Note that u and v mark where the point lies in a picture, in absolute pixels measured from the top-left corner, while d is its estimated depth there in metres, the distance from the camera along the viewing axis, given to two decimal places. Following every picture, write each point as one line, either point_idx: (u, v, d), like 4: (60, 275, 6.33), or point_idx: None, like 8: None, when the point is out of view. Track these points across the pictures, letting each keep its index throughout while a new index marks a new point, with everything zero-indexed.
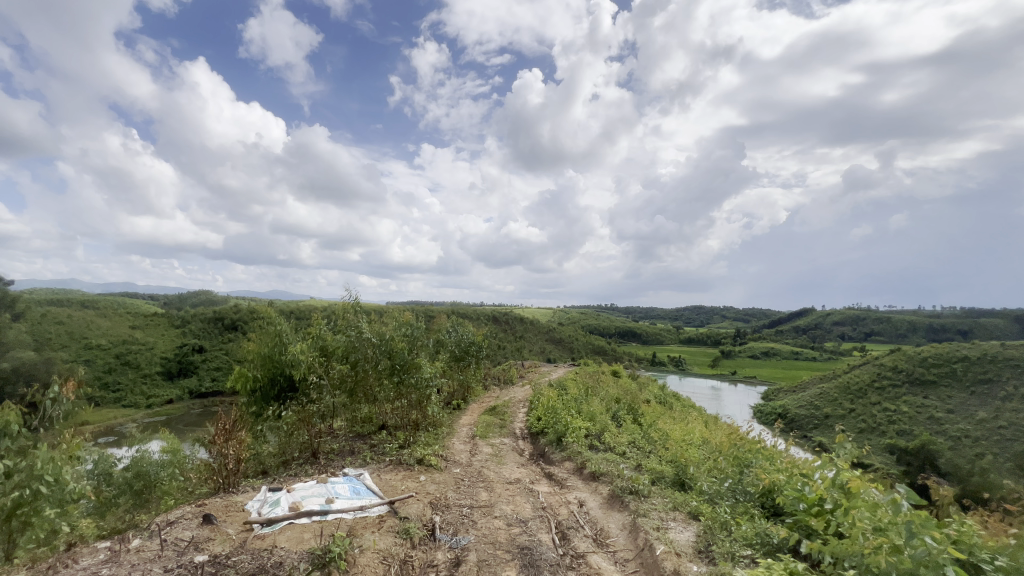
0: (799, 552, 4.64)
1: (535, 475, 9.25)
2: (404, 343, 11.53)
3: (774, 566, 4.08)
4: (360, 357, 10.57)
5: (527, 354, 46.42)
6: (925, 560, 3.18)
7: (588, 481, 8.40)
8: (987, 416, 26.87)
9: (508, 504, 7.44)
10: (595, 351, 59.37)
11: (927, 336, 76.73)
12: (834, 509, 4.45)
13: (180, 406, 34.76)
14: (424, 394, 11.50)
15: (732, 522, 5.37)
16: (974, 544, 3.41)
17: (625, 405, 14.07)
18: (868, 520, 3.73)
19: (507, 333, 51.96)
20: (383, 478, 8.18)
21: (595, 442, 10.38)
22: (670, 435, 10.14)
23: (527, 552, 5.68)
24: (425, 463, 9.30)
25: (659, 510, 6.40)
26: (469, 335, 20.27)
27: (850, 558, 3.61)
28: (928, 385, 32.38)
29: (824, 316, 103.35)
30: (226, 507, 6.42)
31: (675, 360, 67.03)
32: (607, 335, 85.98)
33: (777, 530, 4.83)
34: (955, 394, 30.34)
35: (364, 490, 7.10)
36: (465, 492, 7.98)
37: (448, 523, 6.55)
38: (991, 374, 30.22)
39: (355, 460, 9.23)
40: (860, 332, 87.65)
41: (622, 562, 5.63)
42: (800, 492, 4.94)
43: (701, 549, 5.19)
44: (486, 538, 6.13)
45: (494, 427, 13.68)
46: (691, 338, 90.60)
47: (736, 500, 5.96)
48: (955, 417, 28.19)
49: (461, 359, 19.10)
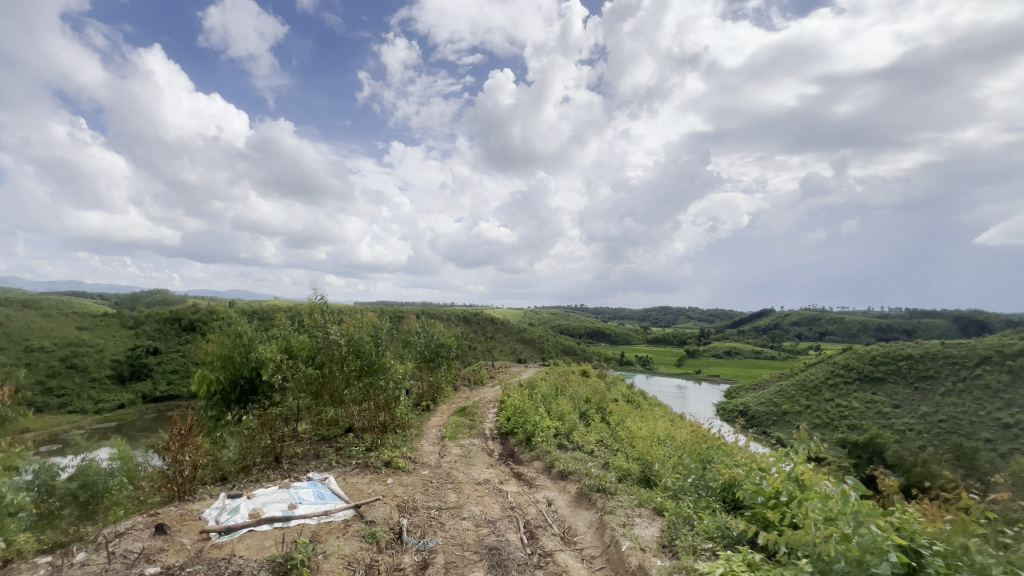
0: (756, 543, 4.83)
1: (504, 475, 9.26)
2: (372, 343, 11.28)
3: (734, 559, 4.25)
4: (327, 358, 10.16)
5: (497, 354, 46.44)
6: (871, 547, 3.35)
7: (556, 480, 8.48)
8: (928, 410, 28.67)
9: (477, 504, 7.44)
10: (565, 351, 59.91)
11: (875, 336, 81.18)
12: (788, 501, 4.67)
13: (132, 411, 33.00)
14: (392, 395, 11.37)
15: (695, 517, 5.53)
16: (915, 530, 3.62)
17: (594, 404, 14.25)
18: (821, 512, 3.89)
19: (477, 334, 51.78)
20: (349, 481, 8.00)
21: (564, 441, 10.48)
22: (636, 433, 10.35)
23: (495, 552, 5.68)
24: (393, 466, 9.13)
25: (625, 507, 6.51)
26: (439, 336, 20.19)
27: (804, 548, 3.78)
28: (877, 381, 34.23)
29: (783, 317, 107.83)
30: (181, 515, 6.14)
31: (642, 360, 68.46)
32: (576, 336, 86.84)
33: (737, 523, 5.02)
34: (900, 390, 32.21)
35: (329, 495, 6.94)
36: (433, 494, 7.90)
37: (416, 526, 6.47)
38: (932, 371, 32.21)
39: (320, 465, 8.97)
40: (815, 332, 91.83)
41: (589, 559, 5.69)
42: (758, 485, 5.12)
43: (665, 543, 5.30)
44: (454, 539, 6.09)
45: (463, 428, 13.64)
46: (658, 338, 92.80)
47: (698, 495, 6.15)
48: (900, 411, 29.92)
49: (431, 359, 19.05)
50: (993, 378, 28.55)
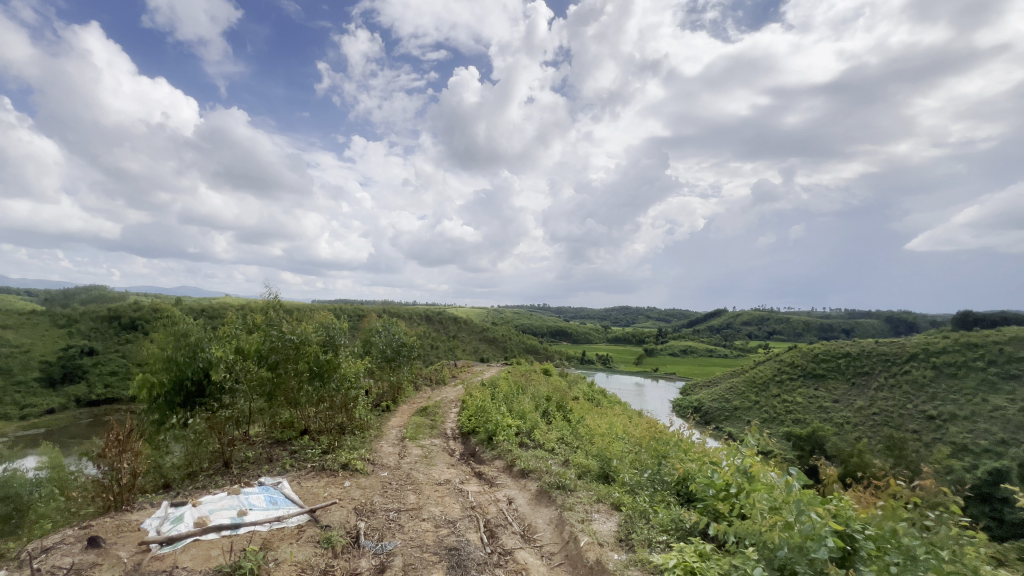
0: (707, 534, 5.05)
1: (465, 475, 9.20)
2: (329, 342, 10.87)
3: (686, 549, 4.45)
4: (280, 358, 9.92)
5: (460, 354, 46.14)
6: (811, 533, 3.53)
7: (517, 478, 8.52)
8: (864, 404, 30.77)
9: (437, 505, 7.35)
10: (528, 350, 60.24)
11: (818, 335, 86.15)
12: (737, 492, 4.88)
13: (64, 417, 30.61)
14: (349, 395, 11.02)
15: (650, 510, 5.70)
16: (849, 516, 3.88)
17: (555, 402, 14.44)
18: (767, 501, 4.08)
19: (440, 333, 51.24)
20: (304, 485, 7.74)
21: (525, 439, 10.56)
22: (595, 430, 10.57)
23: (454, 553, 5.64)
24: (351, 468, 8.92)
25: (584, 503, 6.63)
26: (400, 335, 19.85)
27: (751, 536, 3.98)
28: (819, 378, 36.38)
29: (734, 317, 112.75)
30: (118, 527, 5.74)
31: (603, 358, 69.89)
32: (539, 336, 87.48)
33: (689, 516, 5.24)
34: (839, 385, 34.38)
35: (282, 499, 6.68)
36: (392, 496, 7.77)
37: (373, 529, 6.33)
38: (867, 367, 34.56)
39: (273, 469, 8.64)
40: (764, 331, 96.51)
41: (548, 556, 5.74)
42: (709, 478, 5.35)
43: (622, 537, 5.41)
44: (413, 541, 6.00)
45: (424, 428, 13.47)
46: (618, 337, 94.92)
47: (654, 489, 6.35)
48: (839, 405, 31.95)
49: (392, 359, 18.69)
50: (920, 374, 30.92)
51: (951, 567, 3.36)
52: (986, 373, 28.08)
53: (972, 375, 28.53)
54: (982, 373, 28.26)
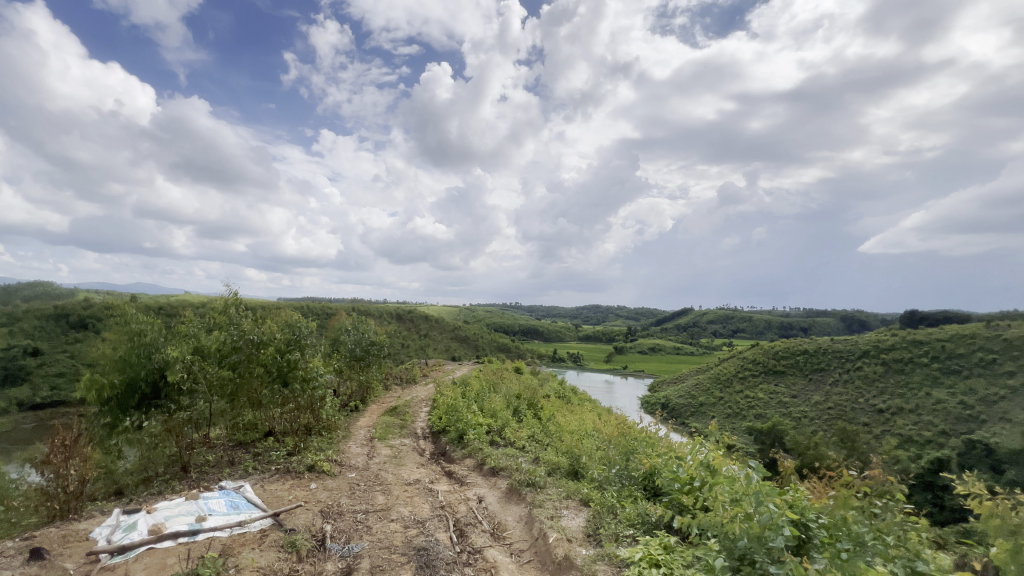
0: (671, 526, 5.20)
1: (435, 475, 9.13)
2: (294, 341, 10.52)
3: (652, 542, 4.57)
4: (241, 359, 9.46)
5: (431, 352, 45.73)
6: (769, 523, 3.68)
7: (487, 476, 8.53)
8: (820, 399, 32.23)
9: (406, 505, 7.27)
10: (500, 349, 60.20)
11: (778, 333, 89.64)
12: (701, 486, 5.03)
13: (4, 421, 28.64)
14: (315, 396, 10.71)
15: (618, 505, 5.80)
16: (804, 507, 4.08)
17: (525, 400, 14.50)
18: (729, 493, 4.22)
19: (411, 332, 50.66)
20: (267, 489, 7.50)
21: (496, 438, 10.57)
22: (565, 427, 10.66)
23: (423, 553, 5.60)
24: (317, 470, 8.72)
25: (553, 499, 6.69)
26: (370, 334, 19.51)
27: (713, 528, 4.11)
28: (779, 374, 37.87)
29: (700, 316, 116.07)
30: (64, 537, 5.42)
31: (573, 356, 70.68)
32: (511, 334, 87.60)
33: (655, 509, 5.37)
34: (797, 381, 35.89)
35: (244, 504, 6.46)
36: (359, 497, 7.64)
37: (340, 532, 6.21)
38: (823, 364, 36.21)
39: (235, 472, 8.35)
40: (728, 329, 99.69)
41: (517, 553, 5.77)
42: (674, 473, 5.50)
43: (590, 532, 5.48)
44: (381, 542, 5.91)
45: (393, 428, 13.27)
46: (589, 335, 96.20)
47: (622, 484, 6.48)
48: (797, 400, 33.36)
49: (362, 358, 18.38)
50: (871, 369, 32.61)
51: (898, 552, 3.55)
52: (930, 369, 29.86)
53: (917, 371, 30.29)
54: (927, 369, 30.03)
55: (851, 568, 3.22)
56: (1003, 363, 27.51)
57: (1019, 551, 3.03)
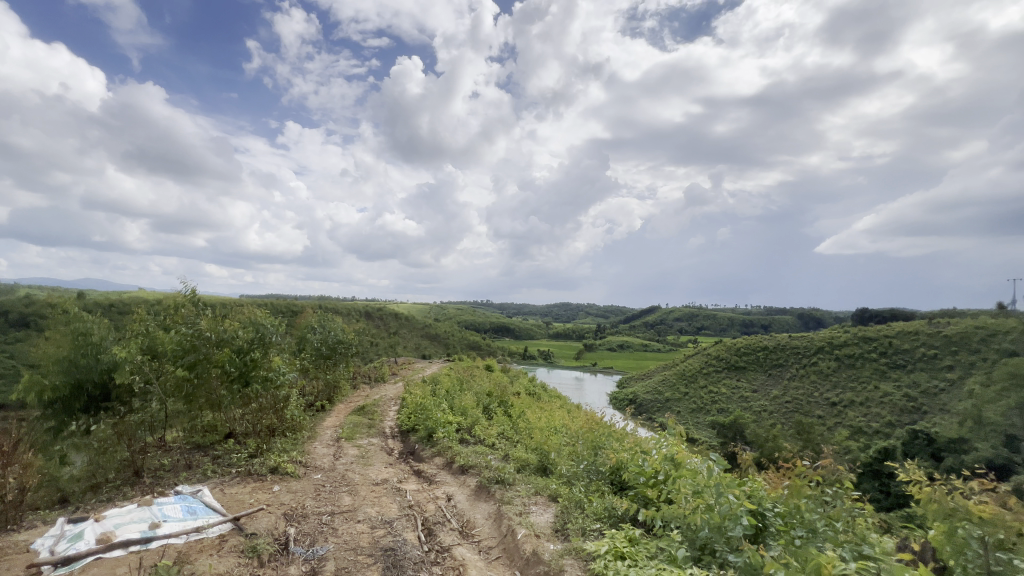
0: (637, 519, 5.32)
1: (403, 474, 9.02)
2: (258, 339, 10.09)
3: (618, 535, 4.66)
4: (200, 358, 9.02)
5: (401, 351, 45.20)
6: (728, 513, 3.82)
7: (456, 474, 8.48)
8: (778, 393, 33.62)
9: (373, 506, 7.15)
10: (470, 347, 60.02)
11: (740, 330, 92.97)
12: (665, 479, 5.15)
13: None
14: (277, 396, 10.42)
15: (585, 500, 5.90)
16: (761, 496, 4.26)
17: (496, 397, 14.50)
18: (691, 485, 4.36)
19: (380, 330, 49.96)
20: (227, 492, 7.23)
21: (466, 436, 10.52)
22: (535, 424, 10.73)
23: (390, 553, 5.54)
24: (280, 472, 8.46)
25: (522, 496, 6.72)
26: (337, 332, 19.07)
27: (676, 520, 4.24)
28: (740, 369, 39.27)
29: (666, 313, 119.07)
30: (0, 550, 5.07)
31: (544, 354, 71.26)
32: (482, 332, 87.50)
33: (621, 503, 5.48)
34: (758, 376, 37.33)
35: (202, 508, 6.21)
36: (325, 499, 7.47)
37: (304, 534, 6.06)
38: (781, 359, 37.77)
39: (192, 476, 7.99)
40: (693, 326, 102.63)
41: (485, 551, 5.77)
42: (640, 466, 5.64)
43: (558, 528, 5.53)
44: (347, 544, 5.80)
45: (361, 428, 13.01)
46: (559, 332, 97.23)
47: (589, 479, 6.58)
48: (757, 394, 34.71)
49: (328, 356, 17.97)
50: (825, 364, 34.24)
51: (845, 537, 3.73)
52: (878, 364, 31.61)
53: (867, 365, 32.01)
54: (875, 364, 31.77)
55: (804, 553, 3.39)
56: (943, 358, 29.43)
57: (953, 532, 3.26)
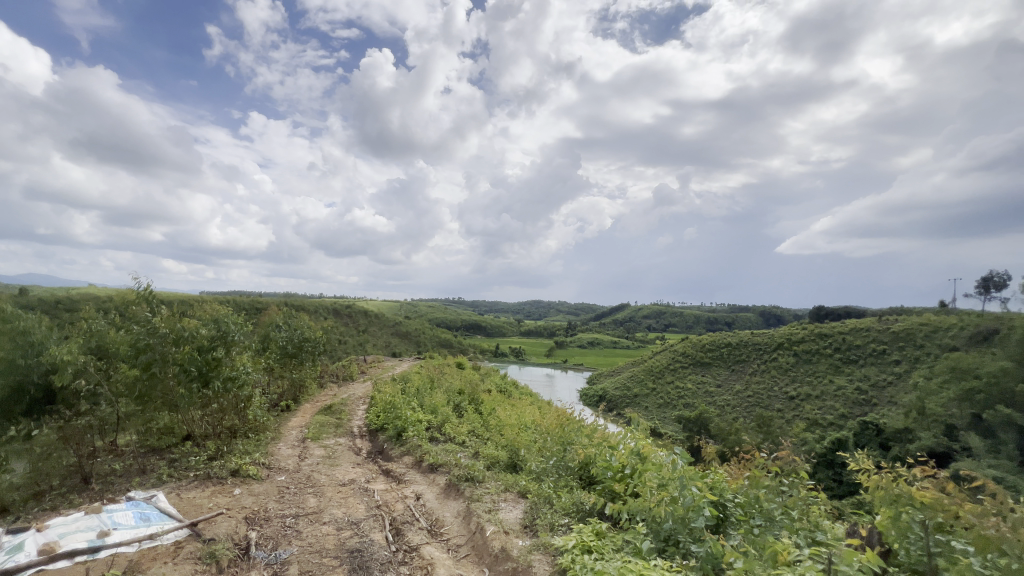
0: (604, 513, 5.40)
1: (371, 474, 8.88)
2: (220, 337, 9.65)
3: (586, 529, 4.72)
4: (155, 357, 8.56)
5: (370, 349, 44.37)
6: (692, 505, 3.93)
7: (426, 473, 8.39)
8: (741, 387, 34.81)
9: (339, 507, 6.99)
10: (441, 344, 59.60)
11: (705, 327, 95.83)
12: (631, 474, 5.25)
13: None
14: (240, 396, 10.01)
15: (554, 495, 5.94)
16: (722, 488, 4.41)
17: (467, 395, 14.44)
18: (657, 479, 4.45)
19: (349, 327, 48.90)
20: (184, 497, 6.93)
21: (436, 434, 10.44)
22: (505, 421, 10.77)
23: (357, 555, 5.43)
24: (242, 475, 8.18)
25: (491, 493, 6.72)
26: (304, 329, 18.56)
27: (642, 513, 4.32)
28: (705, 365, 40.44)
29: (635, 311, 121.33)
30: None
31: (515, 351, 71.48)
32: (453, 330, 86.97)
33: (589, 498, 5.56)
34: (721, 371, 38.56)
35: (156, 514, 5.93)
36: (290, 501, 7.26)
37: (267, 538, 5.88)
38: (743, 355, 39.13)
39: (146, 481, 7.60)
40: (661, 324, 105.04)
41: (454, 548, 5.74)
42: (608, 461, 5.72)
43: (527, 524, 5.56)
44: (312, 547, 5.67)
45: (328, 428, 12.70)
46: (531, 330, 97.79)
47: (558, 475, 6.64)
48: (721, 389, 35.87)
49: (294, 355, 17.46)
50: (784, 360, 35.68)
51: (800, 524, 3.90)
52: (833, 359, 33.16)
53: (823, 360, 33.54)
54: (830, 359, 33.33)
55: (761, 543, 3.52)
56: (891, 353, 31.17)
57: (897, 517, 3.44)
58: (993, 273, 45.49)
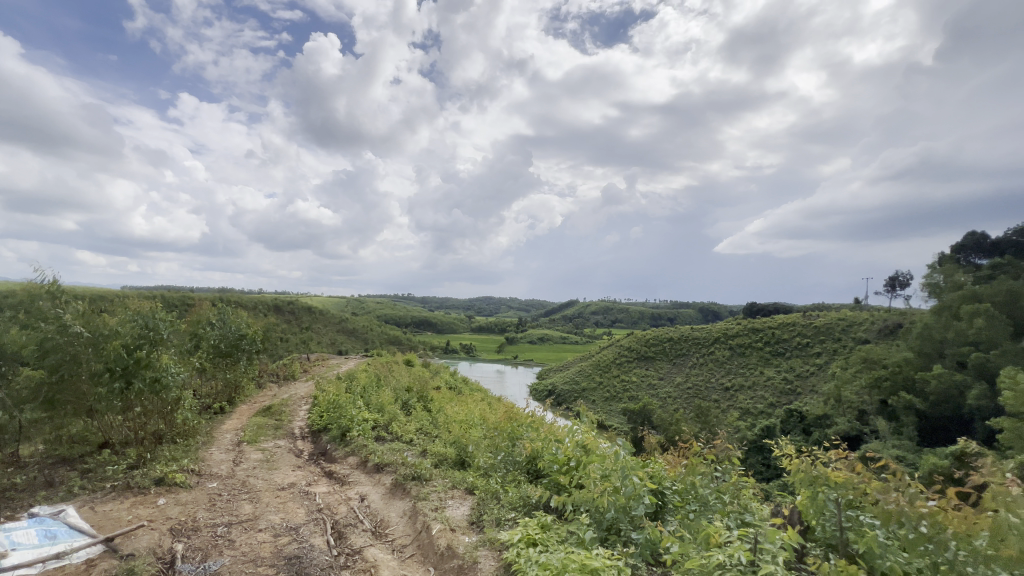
0: (549, 506, 5.49)
1: (313, 476, 8.52)
2: (145, 336, 8.93)
3: (531, 523, 4.77)
4: (68, 357, 7.80)
5: (313, 347, 42.55)
6: (631, 494, 4.11)
7: (371, 474, 8.17)
8: (682, 380, 36.61)
9: (278, 512, 6.67)
10: (389, 342, 58.27)
11: (649, 323, 99.66)
12: (576, 465, 5.38)
13: None
14: (168, 399, 9.29)
15: (502, 491, 5.97)
16: (661, 477, 4.62)
17: (415, 393, 14.19)
18: (600, 470, 4.56)
19: (291, 325, 46.55)
20: (98, 511, 6.33)
21: (383, 433, 10.16)
22: (454, 418, 10.68)
23: (295, 562, 5.20)
24: (167, 483, 7.58)
25: (438, 491, 6.64)
26: (239, 326, 17.42)
27: (585, 504, 4.43)
28: (649, 359, 42.12)
29: (584, 307, 124.30)
30: None
31: (466, 347, 71.15)
32: (402, 326, 85.25)
33: (535, 492, 5.62)
34: (664, 364, 40.31)
35: (65, 531, 5.37)
36: (221, 509, 6.82)
37: (194, 550, 5.49)
38: (684, 349, 41.13)
39: (53, 495, 6.88)
40: (608, 320, 108.11)
41: (399, 549, 5.63)
42: (554, 454, 5.81)
43: (473, 520, 5.56)
44: (245, 556, 5.36)
45: (266, 430, 12.04)
46: (481, 326, 97.74)
47: (506, 470, 6.69)
48: (664, 381, 37.50)
49: (228, 354, 16.37)
50: (721, 353, 37.83)
51: (731, 507, 4.15)
52: (763, 352, 35.55)
53: (754, 353, 35.89)
54: (761, 352, 35.70)
55: (696, 527, 3.70)
56: (814, 345, 33.85)
57: (816, 497, 3.70)
58: (899, 273, 50.46)
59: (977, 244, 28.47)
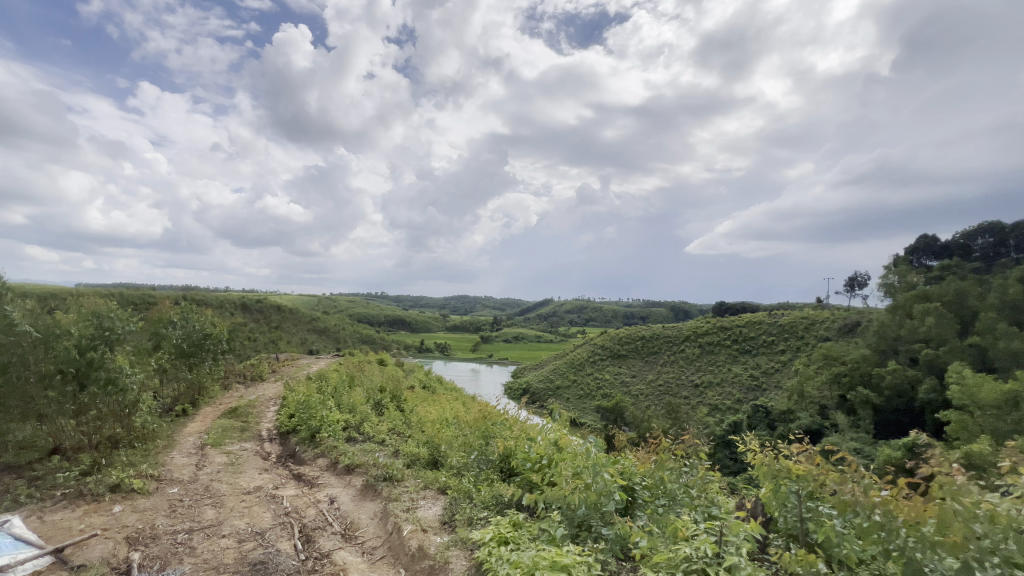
0: (521, 504, 5.48)
1: (280, 480, 8.28)
2: (101, 336, 8.50)
3: (502, 522, 4.76)
4: (14, 358, 7.35)
5: (283, 346, 41.32)
6: (602, 490, 4.17)
7: (341, 475, 8.02)
8: (653, 377, 37.29)
9: (242, 517, 6.46)
10: (362, 341, 57.18)
11: (622, 322, 101.07)
12: (548, 463, 5.41)
13: None
14: (125, 401, 8.86)
15: (474, 490, 5.94)
16: (632, 473, 4.68)
17: (388, 393, 13.98)
18: (572, 467, 4.60)
19: (259, 324, 45.12)
20: (48, 520, 5.98)
21: (354, 434, 9.97)
22: (427, 417, 10.56)
23: (261, 567, 5.05)
24: (124, 490, 7.24)
25: (410, 492, 6.56)
26: (203, 326, 16.77)
27: (557, 501, 4.45)
28: (622, 358, 42.74)
29: (558, 306, 125.14)
30: None
31: (440, 347, 70.62)
32: (376, 326, 83.88)
33: (508, 491, 5.60)
34: (636, 362, 40.99)
35: (10, 542, 5.03)
36: (182, 515, 6.57)
37: (152, 558, 5.26)
38: (655, 347, 41.90)
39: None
40: (581, 319, 109.02)
41: (369, 551, 5.52)
42: (527, 452, 5.82)
43: (445, 520, 5.52)
44: (206, 563, 5.17)
45: (231, 433, 11.64)
46: (456, 325, 97.14)
47: (479, 469, 6.64)
48: (636, 379, 38.09)
49: (190, 355, 15.70)
50: (691, 350, 38.71)
51: (698, 500, 4.26)
52: (731, 349, 36.57)
53: (723, 351, 36.85)
54: (729, 349, 36.71)
55: (664, 521, 3.78)
56: (779, 343, 35.01)
57: (778, 489, 3.82)
58: (857, 274, 52.73)
59: (928, 247, 30.02)
